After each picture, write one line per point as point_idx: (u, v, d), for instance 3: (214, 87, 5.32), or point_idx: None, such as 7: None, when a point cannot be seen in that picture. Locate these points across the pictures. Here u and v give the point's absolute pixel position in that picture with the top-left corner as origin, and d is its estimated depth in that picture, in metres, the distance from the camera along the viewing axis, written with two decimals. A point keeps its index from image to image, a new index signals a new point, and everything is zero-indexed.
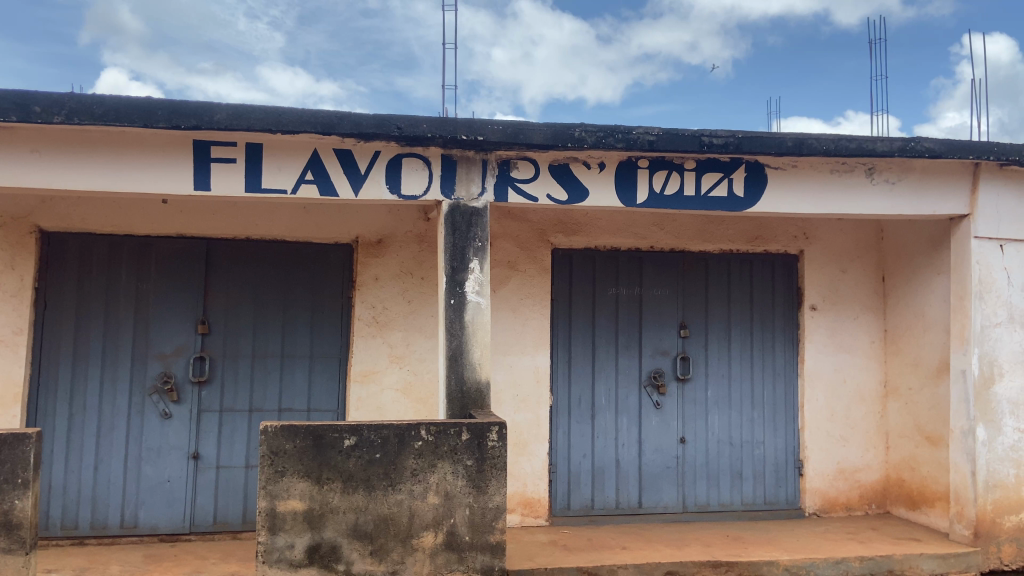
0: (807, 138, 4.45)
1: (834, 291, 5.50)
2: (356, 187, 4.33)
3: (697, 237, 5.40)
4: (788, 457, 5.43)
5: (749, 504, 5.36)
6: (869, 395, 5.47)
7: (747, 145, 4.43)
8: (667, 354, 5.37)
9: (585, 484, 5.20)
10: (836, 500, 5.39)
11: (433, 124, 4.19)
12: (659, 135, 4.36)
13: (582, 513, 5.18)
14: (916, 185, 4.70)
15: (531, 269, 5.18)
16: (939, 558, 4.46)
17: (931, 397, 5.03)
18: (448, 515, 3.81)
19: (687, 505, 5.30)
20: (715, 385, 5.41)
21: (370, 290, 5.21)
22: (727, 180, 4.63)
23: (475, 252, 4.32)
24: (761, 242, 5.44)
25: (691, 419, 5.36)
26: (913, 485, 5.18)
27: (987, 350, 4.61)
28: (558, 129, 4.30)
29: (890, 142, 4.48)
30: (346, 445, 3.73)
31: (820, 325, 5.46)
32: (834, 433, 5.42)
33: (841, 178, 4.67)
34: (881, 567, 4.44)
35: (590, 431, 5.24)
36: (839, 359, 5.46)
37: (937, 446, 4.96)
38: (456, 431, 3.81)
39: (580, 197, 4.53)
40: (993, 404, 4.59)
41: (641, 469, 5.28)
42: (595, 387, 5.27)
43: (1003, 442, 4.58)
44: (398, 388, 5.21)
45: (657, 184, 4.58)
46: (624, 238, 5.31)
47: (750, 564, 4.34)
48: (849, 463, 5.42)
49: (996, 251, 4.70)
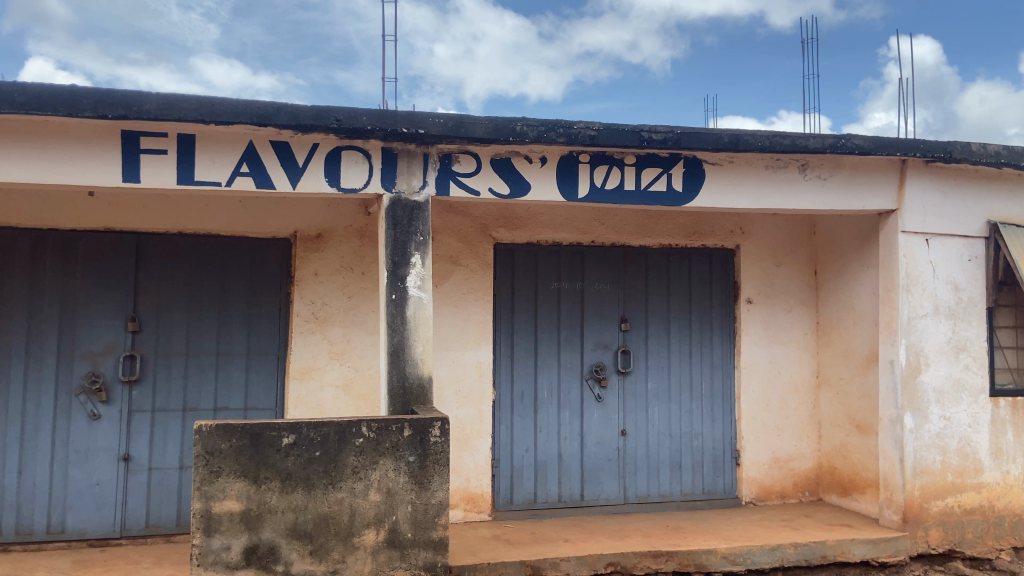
0: (743, 135, 4.56)
1: (768, 285, 5.63)
2: (294, 180, 4.23)
3: (637, 232, 5.46)
4: (725, 447, 5.54)
5: (688, 494, 5.46)
6: (802, 385, 5.63)
7: (685, 141, 4.51)
8: (608, 348, 5.42)
9: (527, 479, 5.21)
10: (771, 489, 5.53)
11: (372, 116, 4.14)
12: (599, 129, 4.40)
13: (525, 507, 5.18)
14: (847, 181, 4.86)
15: (473, 263, 5.16)
16: (869, 543, 4.61)
17: (861, 386, 5.20)
18: (390, 512, 3.76)
19: (628, 496, 5.36)
20: (656, 377, 5.48)
21: (309, 286, 5.11)
22: (667, 175, 4.70)
23: (416, 246, 4.28)
24: (699, 237, 5.54)
25: (631, 412, 5.42)
26: (844, 473, 5.36)
27: (914, 341, 4.79)
28: (499, 123, 4.29)
29: (822, 139, 4.63)
30: (284, 444, 3.64)
31: (756, 317, 5.59)
32: (769, 423, 5.55)
33: (776, 174, 4.79)
34: (815, 553, 4.56)
35: (533, 425, 5.25)
36: (774, 351, 5.60)
37: (866, 435, 5.13)
38: (398, 427, 3.77)
39: (522, 191, 4.53)
40: (919, 392, 4.77)
41: (584, 462, 5.31)
42: (537, 381, 5.28)
43: (929, 429, 4.76)
44: (338, 385, 5.12)
45: (597, 179, 4.61)
46: (566, 233, 5.35)
47: (689, 554, 4.41)
48: (783, 452, 5.57)
49: (922, 245, 4.88)
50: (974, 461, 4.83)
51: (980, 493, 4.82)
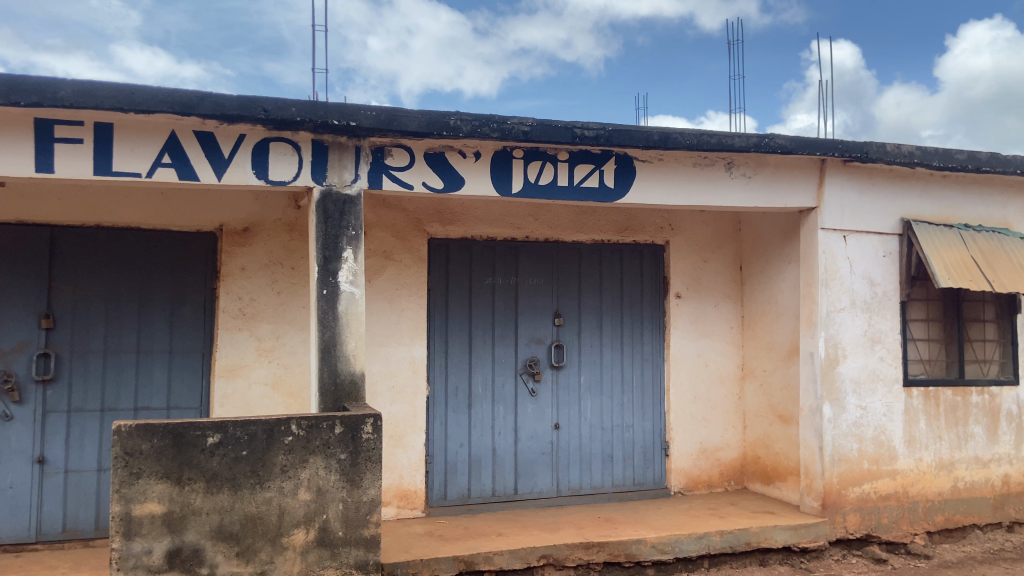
0: (672, 133, 4.67)
1: (697, 280, 5.76)
2: (219, 172, 4.10)
3: (570, 227, 5.51)
4: (654, 439, 5.64)
5: (619, 486, 5.54)
6: (728, 377, 5.79)
7: (617, 138, 4.57)
8: (542, 343, 5.45)
9: (461, 474, 5.19)
10: (699, 479, 5.67)
11: (302, 108, 4.06)
12: (532, 125, 4.44)
13: (458, 502, 5.17)
14: (770, 179, 5.01)
15: (407, 258, 5.11)
16: (791, 529, 4.77)
17: (783, 378, 5.37)
18: (320, 511, 3.70)
19: (560, 489, 5.41)
20: (588, 371, 5.55)
21: (236, 281, 4.97)
22: (599, 172, 4.75)
23: (348, 241, 4.22)
24: (630, 233, 5.63)
25: (564, 406, 5.47)
26: (767, 462, 5.53)
27: (832, 333, 4.98)
28: (432, 117, 4.28)
29: (747, 138, 4.77)
30: (209, 444, 3.54)
31: (685, 311, 5.71)
32: (696, 415, 5.69)
33: (704, 172, 4.91)
34: (740, 540, 4.70)
35: (467, 420, 5.24)
36: (701, 344, 5.74)
37: (788, 425, 5.30)
38: (329, 424, 3.72)
39: (455, 185, 4.51)
40: (837, 383, 4.96)
41: (517, 456, 5.33)
42: (471, 376, 5.27)
43: (846, 418, 4.95)
44: (267, 382, 5.00)
45: (531, 175, 4.63)
46: (500, 228, 5.35)
47: (620, 544, 4.48)
48: (710, 443, 5.72)
49: (840, 241, 5.08)
50: (889, 448, 5.05)
51: (894, 479, 5.04)
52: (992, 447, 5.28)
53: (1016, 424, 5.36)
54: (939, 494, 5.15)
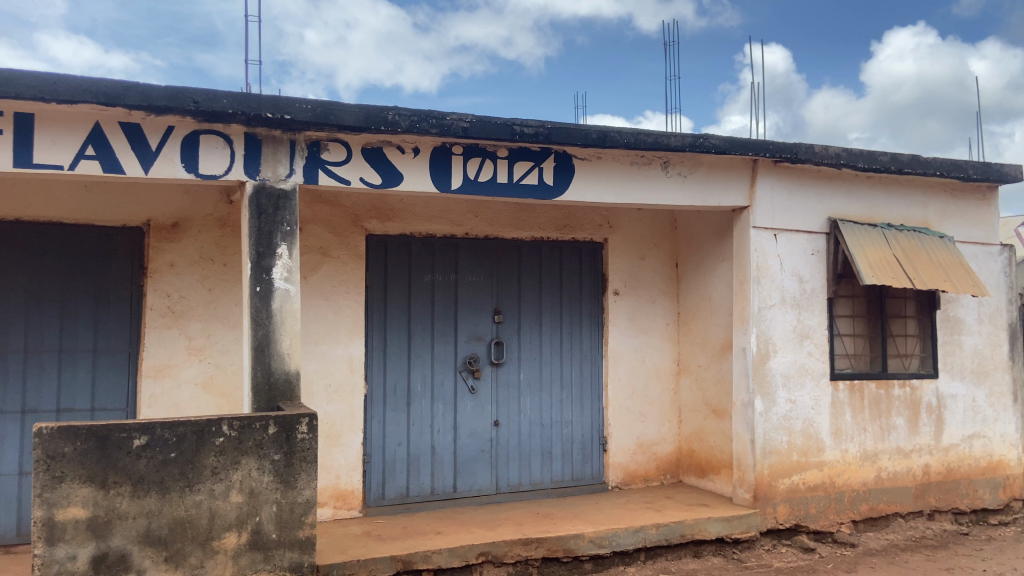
0: (610, 131, 4.74)
1: (634, 277, 5.84)
2: (146, 165, 3.96)
3: (510, 224, 5.51)
4: (593, 435, 5.69)
5: (558, 481, 5.58)
6: (664, 372, 5.88)
7: (556, 135, 4.63)
8: (482, 340, 5.42)
9: (399, 473, 5.14)
10: (635, 473, 5.76)
11: (234, 100, 3.97)
12: (472, 121, 4.45)
13: (396, 501, 5.11)
14: (704, 178, 5.12)
15: (344, 255, 5.03)
16: (724, 520, 4.88)
17: (717, 373, 5.49)
18: (253, 513, 3.62)
19: (499, 486, 5.41)
20: (528, 368, 5.55)
21: (164, 278, 4.81)
22: (538, 169, 4.77)
23: (282, 237, 4.12)
24: (569, 230, 5.66)
25: (503, 403, 5.46)
26: (702, 455, 5.65)
27: (763, 330, 5.11)
28: (370, 111, 4.24)
29: (682, 138, 4.89)
30: (136, 446, 3.42)
31: (622, 308, 5.78)
32: (634, 410, 5.77)
33: (641, 170, 4.98)
34: (675, 533, 4.78)
35: (405, 418, 5.18)
36: (638, 341, 5.82)
37: (721, 418, 5.42)
38: (262, 424, 3.63)
39: (394, 182, 4.45)
40: (768, 377, 5.09)
41: (456, 454, 5.30)
42: (410, 373, 5.22)
43: (776, 412, 5.09)
44: (197, 382, 4.85)
45: (470, 171, 4.61)
46: (439, 225, 5.30)
47: (558, 539, 4.51)
48: (646, 438, 5.81)
49: (770, 239, 5.21)
50: (817, 440, 5.21)
51: (821, 470, 5.21)
52: (913, 438, 5.50)
53: (936, 416, 5.59)
54: (864, 484, 5.34)
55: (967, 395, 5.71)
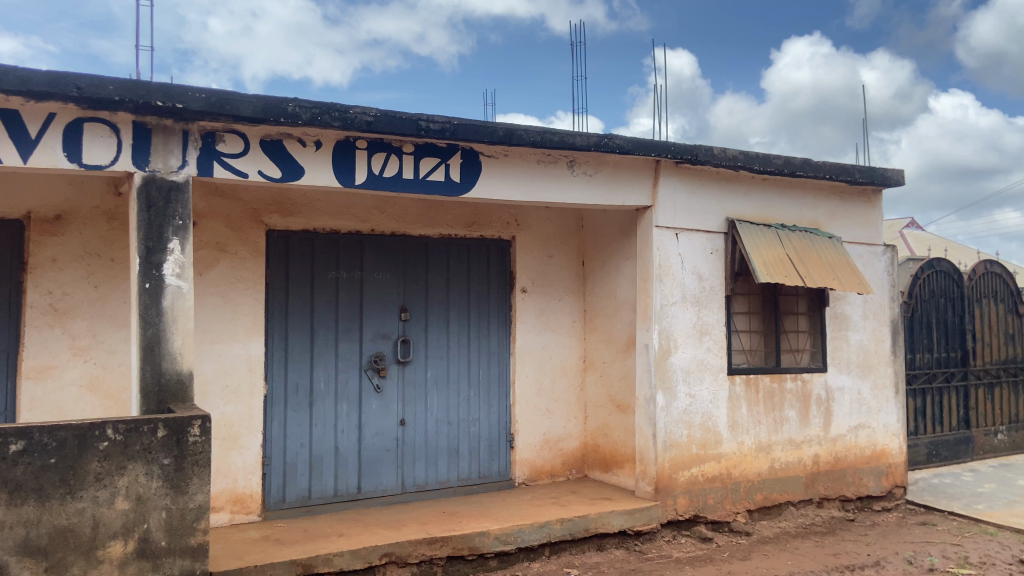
0: (516, 129, 4.75)
1: (542, 275, 5.88)
2: (24, 153, 3.70)
3: (417, 221, 5.44)
4: (499, 432, 5.70)
5: (465, 479, 5.55)
6: (570, 369, 5.95)
7: (462, 132, 4.61)
8: (388, 338, 5.34)
9: (301, 475, 5.00)
10: (542, 469, 5.81)
11: (121, 87, 3.77)
12: (376, 116, 4.38)
13: (297, 504, 4.98)
14: (609, 178, 5.20)
15: (242, 251, 4.85)
16: (627, 513, 4.97)
17: (621, 368, 5.60)
18: (140, 520, 3.44)
19: (405, 486, 5.34)
20: (435, 366, 5.50)
21: (45, 274, 4.52)
22: (444, 165, 4.72)
23: (173, 231, 3.94)
24: (477, 228, 5.64)
25: (410, 402, 5.39)
26: (606, 450, 5.75)
27: (665, 326, 5.24)
28: (268, 103, 4.11)
29: (587, 137, 4.96)
30: (11, 451, 3.19)
31: (530, 306, 5.81)
32: (540, 406, 5.82)
33: (547, 169, 5.01)
34: (579, 527, 4.84)
35: (307, 419, 5.05)
36: (545, 338, 5.86)
37: (625, 413, 5.53)
38: (150, 428, 3.46)
39: (295, 175, 4.32)
40: (670, 373, 5.22)
41: (361, 454, 5.20)
42: (313, 373, 5.08)
43: (677, 406, 5.22)
44: (82, 384, 4.59)
45: (375, 167, 4.52)
46: (344, 221, 5.18)
47: (463, 537, 4.49)
48: (553, 434, 5.86)
49: (672, 238, 5.34)
50: (715, 433, 5.37)
51: (719, 462, 5.38)
52: (804, 429, 5.76)
53: (825, 408, 5.86)
54: (758, 475, 5.55)
55: (854, 388, 6.02)
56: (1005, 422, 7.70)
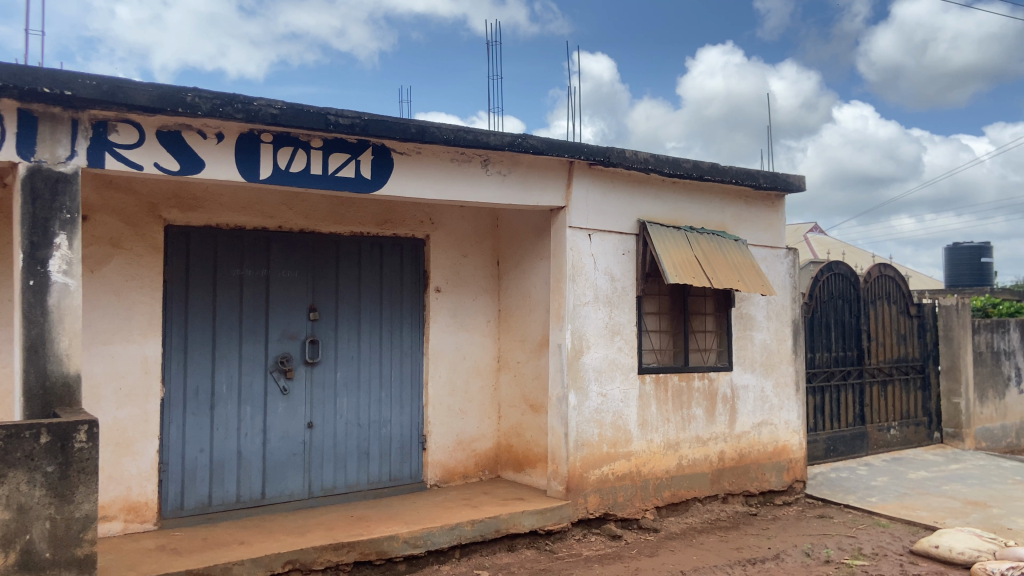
0: (429, 127, 4.69)
1: (456, 274, 5.83)
2: None
3: (327, 218, 5.31)
4: (411, 434, 5.62)
5: (375, 483, 5.45)
6: (485, 369, 5.93)
7: (373, 127, 4.53)
8: (295, 339, 5.18)
9: (200, 481, 4.80)
10: (454, 470, 5.77)
11: (5, 72, 3.50)
12: (282, 108, 4.25)
13: (197, 511, 4.78)
14: (523, 178, 5.20)
15: (139, 247, 4.62)
16: (537, 513, 4.98)
17: (535, 368, 5.61)
18: (21, 531, 3.22)
19: (312, 490, 5.20)
20: (344, 367, 5.37)
21: None
22: (354, 162, 4.61)
23: (61, 225, 3.71)
24: (390, 226, 5.55)
25: (318, 404, 5.25)
26: (519, 450, 5.76)
27: (577, 326, 5.27)
28: (165, 92, 3.93)
29: (501, 137, 4.96)
30: None
31: (444, 305, 5.76)
32: (453, 407, 5.77)
33: (460, 167, 4.97)
34: (490, 528, 4.82)
35: (208, 423, 4.85)
36: (459, 338, 5.82)
37: (538, 413, 5.55)
38: (32, 433, 3.24)
39: (194, 168, 4.14)
40: (582, 372, 5.26)
41: (265, 458, 5.04)
42: (215, 375, 4.89)
43: (589, 405, 5.27)
44: None
45: (281, 161, 4.38)
46: (249, 217, 5.02)
47: (371, 542, 4.39)
48: (466, 434, 5.83)
49: (585, 239, 5.39)
50: (625, 432, 5.45)
51: (629, 460, 5.46)
52: (711, 427, 5.91)
53: (730, 406, 6.03)
54: (666, 472, 5.65)
55: (757, 386, 6.21)
56: (897, 418, 8.11)
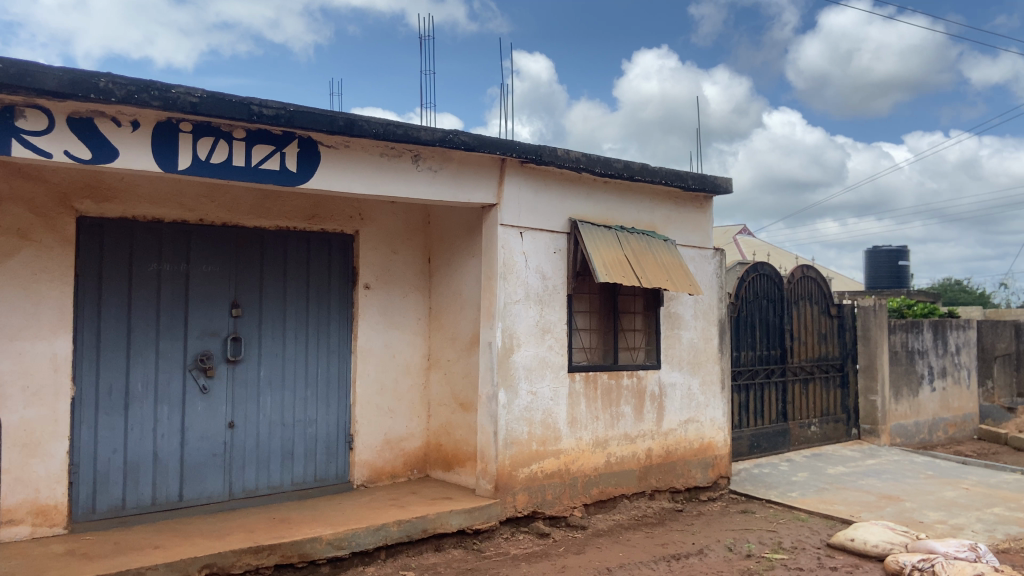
0: (357, 120, 4.61)
1: (386, 271, 5.75)
2: None
3: (252, 212, 5.16)
4: (338, 433, 5.51)
5: (299, 483, 5.33)
6: (414, 367, 5.87)
7: (298, 118, 4.42)
8: (216, 336, 5.02)
9: (114, 483, 4.60)
10: (381, 469, 5.69)
11: None
12: (202, 97, 4.11)
13: (110, 515, 4.58)
14: (454, 174, 5.16)
15: (49, 239, 4.40)
16: (465, 512, 4.95)
17: (465, 367, 5.57)
18: None
19: (233, 492, 5.05)
20: (268, 365, 5.23)
21: None
22: (280, 154, 4.48)
23: None
24: (318, 221, 5.44)
25: (240, 403, 5.10)
26: (449, 449, 5.71)
27: (508, 324, 5.26)
28: (77, 77, 3.75)
29: (432, 132, 4.91)
30: None
31: (373, 303, 5.67)
32: (382, 406, 5.69)
33: (390, 162, 4.89)
34: (417, 528, 4.76)
35: (122, 423, 4.65)
36: (389, 336, 5.74)
37: (468, 412, 5.52)
38: None
39: (107, 157, 3.96)
40: (512, 370, 5.24)
41: (184, 459, 4.86)
42: (130, 373, 4.69)
43: (518, 404, 5.26)
44: None
45: (202, 152, 4.23)
46: (168, 209, 4.84)
47: (293, 544, 4.28)
48: (394, 433, 5.75)
49: (517, 237, 5.37)
50: (554, 430, 5.46)
51: (558, 458, 5.47)
52: (638, 424, 5.97)
53: (658, 404, 6.11)
54: (595, 469, 5.69)
55: (684, 384, 6.31)
56: (818, 415, 8.37)
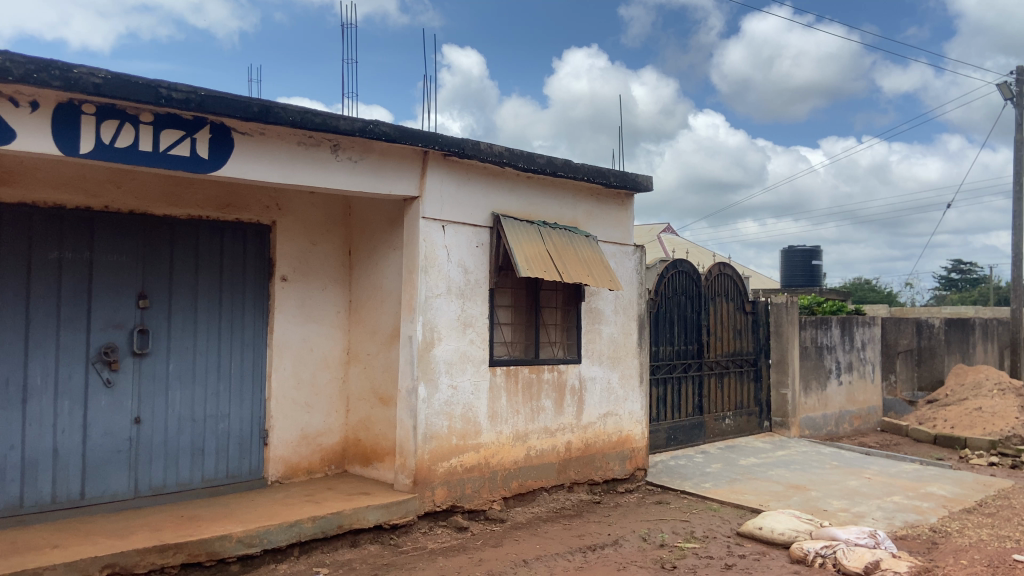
0: (273, 107, 4.49)
1: (304, 263, 5.64)
2: None
3: (161, 199, 4.99)
4: (252, 429, 5.38)
5: (210, 480, 5.18)
6: (332, 361, 5.79)
7: (210, 103, 4.28)
8: (122, 328, 4.82)
9: (10, 481, 4.37)
10: (297, 465, 5.58)
11: None
12: (106, 78, 3.93)
13: (5, 515, 4.35)
14: (375, 165, 5.09)
15: None
16: (382, 507, 4.90)
17: (384, 361, 5.52)
18: None
19: (139, 490, 4.87)
20: (178, 359, 5.06)
21: None
22: (190, 139, 4.33)
23: None
24: (233, 210, 5.29)
25: (147, 398, 4.92)
26: (367, 444, 5.65)
27: (429, 318, 5.22)
28: None
29: (351, 122, 4.83)
30: None
31: (290, 295, 5.56)
32: (299, 400, 5.59)
33: (308, 151, 4.79)
34: (332, 524, 4.68)
35: (19, 418, 4.43)
36: (306, 329, 5.64)
37: (387, 406, 5.46)
38: None
39: (3, 138, 3.75)
40: (432, 364, 5.22)
41: (86, 456, 4.66)
42: (28, 366, 4.47)
43: (438, 398, 5.23)
44: None
45: (106, 136, 4.05)
46: (70, 194, 4.62)
47: (201, 542, 4.16)
48: (311, 429, 5.66)
49: (438, 230, 5.34)
50: (474, 424, 5.45)
51: (478, 452, 5.47)
52: (558, 418, 6.03)
53: (578, 397, 6.18)
54: (514, 463, 5.72)
55: (604, 378, 6.40)
56: (732, 408, 8.62)
